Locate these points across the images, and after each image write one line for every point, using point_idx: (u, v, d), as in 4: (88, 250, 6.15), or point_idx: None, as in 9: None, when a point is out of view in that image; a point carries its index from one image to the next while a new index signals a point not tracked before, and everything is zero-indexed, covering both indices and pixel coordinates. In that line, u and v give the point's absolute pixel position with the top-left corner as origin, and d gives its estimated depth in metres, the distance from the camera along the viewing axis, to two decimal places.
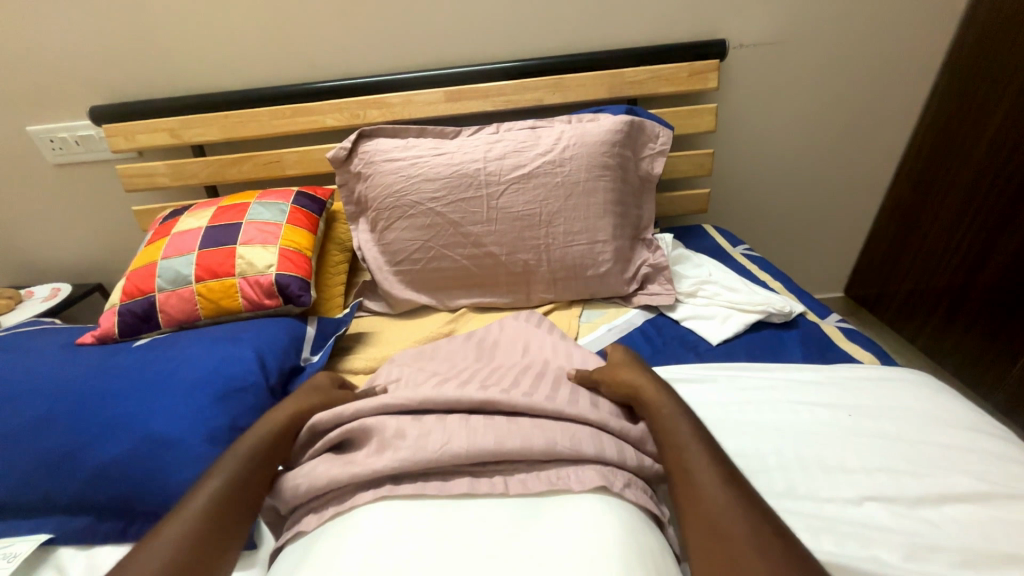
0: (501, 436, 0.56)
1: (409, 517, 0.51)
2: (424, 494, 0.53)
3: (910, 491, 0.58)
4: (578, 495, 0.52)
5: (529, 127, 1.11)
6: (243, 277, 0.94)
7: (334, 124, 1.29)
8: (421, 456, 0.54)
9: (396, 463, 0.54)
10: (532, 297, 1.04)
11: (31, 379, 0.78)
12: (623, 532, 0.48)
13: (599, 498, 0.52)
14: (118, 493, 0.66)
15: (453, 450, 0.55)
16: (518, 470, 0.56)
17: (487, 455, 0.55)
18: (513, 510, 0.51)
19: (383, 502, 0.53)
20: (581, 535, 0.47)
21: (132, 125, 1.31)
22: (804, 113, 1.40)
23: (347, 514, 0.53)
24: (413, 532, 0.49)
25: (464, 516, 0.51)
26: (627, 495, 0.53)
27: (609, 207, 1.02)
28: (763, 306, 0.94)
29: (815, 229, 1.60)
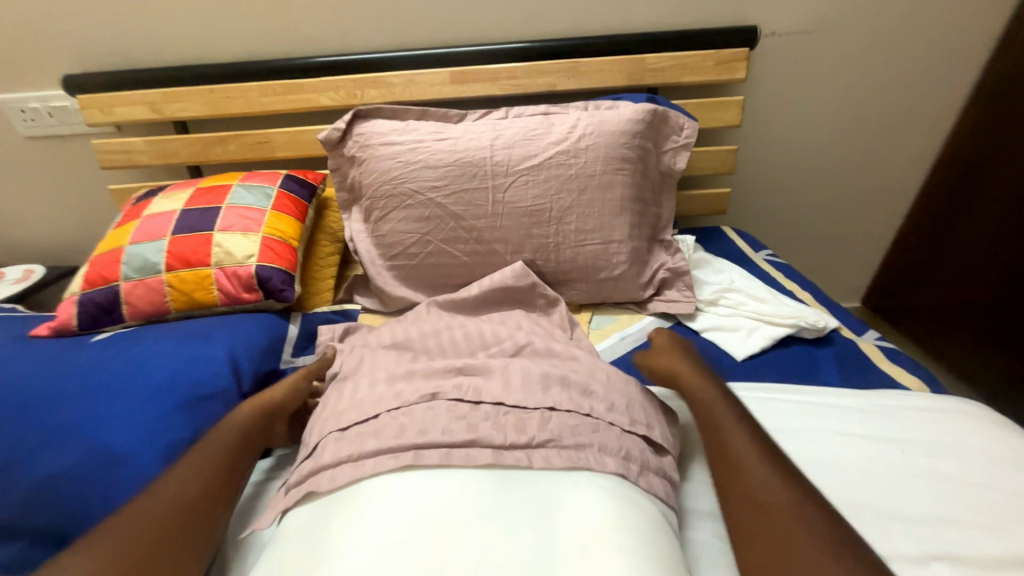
0: (499, 455, 0.59)
1: (405, 542, 0.47)
2: (424, 530, 0.49)
3: (983, 550, 0.50)
4: (600, 552, 0.47)
5: (540, 113, 1.01)
6: (219, 267, 0.85)
7: (328, 103, 1.19)
8: (456, 438, 0.60)
9: (429, 440, 0.59)
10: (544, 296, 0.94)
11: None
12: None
13: (618, 553, 0.47)
14: (56, 516, 0.57)
15: (486, 435, 0.60)
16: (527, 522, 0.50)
17: (518, 443, 0.60)
18: (521, 558, 0.47)
19: (375, 531, 0.49)
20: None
21: (108, 96, 1.21)
22: (833, 111, 1.31)
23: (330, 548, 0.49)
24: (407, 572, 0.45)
25: (468, 560, 0.46)
26: (652, 548, 0.48)
27: (626, 205, 0.93)
28: (793, 319, 0.85)
29: (837, 235, 1.51)
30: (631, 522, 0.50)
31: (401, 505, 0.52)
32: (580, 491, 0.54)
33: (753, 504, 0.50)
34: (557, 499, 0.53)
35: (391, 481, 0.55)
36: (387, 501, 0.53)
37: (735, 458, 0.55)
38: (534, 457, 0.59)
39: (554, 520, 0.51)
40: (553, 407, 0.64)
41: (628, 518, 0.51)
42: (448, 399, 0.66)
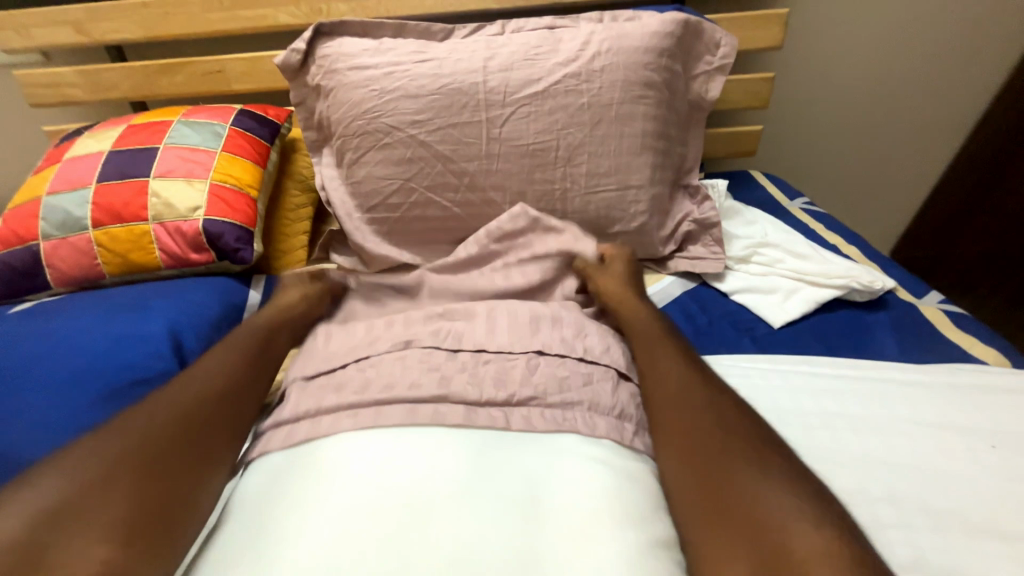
0: (473, 412, 0.52)
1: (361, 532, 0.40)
2: (384, 508, 0.42)
3: None
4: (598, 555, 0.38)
5: (545, 27, 0.82)
6: (159, 222, 0.71)
7: (288, 21, 0.99)
8: (424, 392, 0.52)
9: (396, 395, 0.52)
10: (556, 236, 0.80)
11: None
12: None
13: (611, 539, 0.39)
14: None
15: (460, 390, 0.53)
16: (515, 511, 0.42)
17: (496, 400, 0.53)
18: (497, 550, 0.39)
19: (323, 511, 0.42)
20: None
21: (22, 14, 1.00)
22: (888, 29, 1.11)
23: (273, 533, 0.41)
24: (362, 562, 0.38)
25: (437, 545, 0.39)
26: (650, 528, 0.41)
27: (649, 142, 0.77)
28: (843, 280, 0.72)
29: (874, 179, 1.35)
30: (629, 502, 0.43)
31: (357, 477, 0.44)
32: (569, 463, 0.46)
33: (684, 435, 0.49)
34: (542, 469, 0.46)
35: (346, 447, 0.47)
36: (340, 471, 0.45)
37: (676, 392, 0.53)
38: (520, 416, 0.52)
39: (537, 499, 0.43)
40: (538, 356, 0.58)
41: (624, 497, 0.43)
42: (423, 347, 0.59)
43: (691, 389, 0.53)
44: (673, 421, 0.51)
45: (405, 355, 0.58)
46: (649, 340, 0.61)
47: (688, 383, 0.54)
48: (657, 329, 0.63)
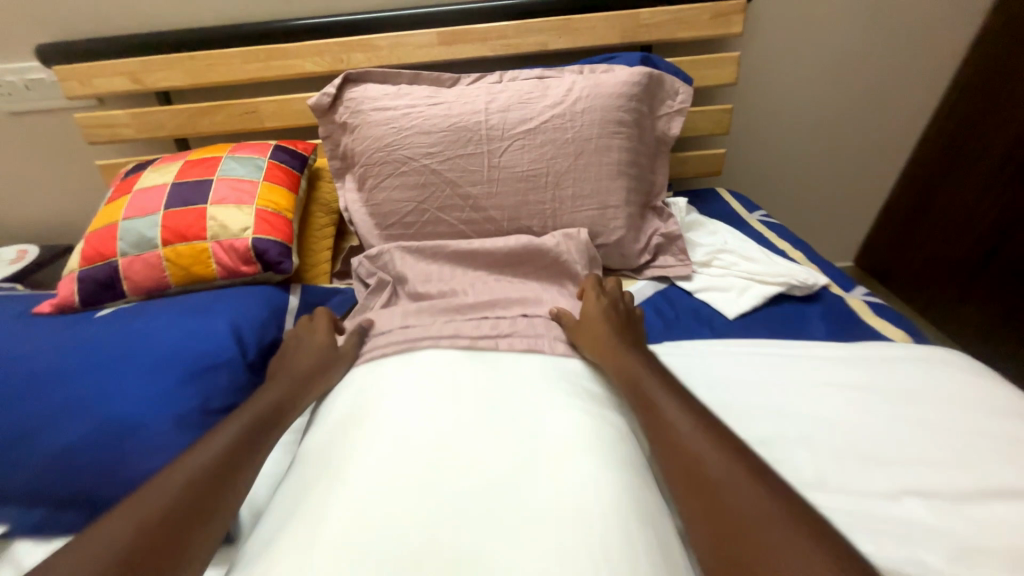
0: (475, 340, 0.74)
1: (403, 459, 0.52)
2: (414, 446, 0.54)
3: (957, 486, 0.50)
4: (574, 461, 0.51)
5: (536, 76, 0.99)
6: (216, 240, 0.85)
7: (314, 69, 1.16)
8: (442, 333, 0.75)
9: (423, 335, 0.74)
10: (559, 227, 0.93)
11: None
12: (601, 486, 0.48)
13: (587, 455, 0.52)
14: (78, 481, 0.57)
15: (465, 332, 0.75)
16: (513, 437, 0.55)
17: (488, 336, 0.75)
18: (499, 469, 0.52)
19: (370, 451, 0.54)
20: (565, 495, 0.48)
21: (86, 67, 1.17)
22: (832, 64, 1.28)
23: (331, 467, 0.54)
24: (400, 478, 0.50)
25: (456, 467, 0.52)
26: (617, 448, 0.54)
27: (623, 169, 0.93)
28: (785, 277, 0.86)
29: (831, 194, 1.51)
30: (605, 434, 0.55)
31: (396, 425, 0.57)
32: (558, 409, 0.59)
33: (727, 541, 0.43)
34: (535, 418, 0.58)
35: (386, 405, 0.61)
36: (382, 424, 0.57)
37: (712, 489, 0.46)
38: (521, 383, 0.65)
39: (530, 437, 0.55)
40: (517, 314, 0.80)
41: (599, 431, 0.55)
42: (441, 310, 0.81)
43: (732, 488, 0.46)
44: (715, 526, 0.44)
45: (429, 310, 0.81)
46: (673, 437, 0.52)
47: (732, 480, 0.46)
48: (684, 418, 0.53)
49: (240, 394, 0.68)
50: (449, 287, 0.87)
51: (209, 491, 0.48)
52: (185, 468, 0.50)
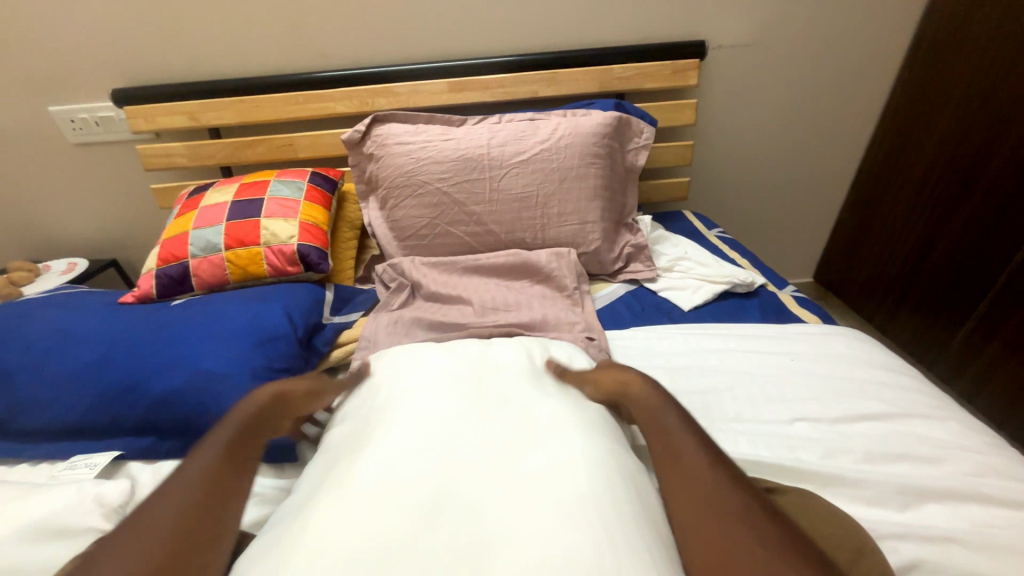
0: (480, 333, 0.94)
1: (412, 436, 0.56)
2: (428, 431, 0.58)
3: (834, 412, 0.69)
4: (559, 430, 0.57)
5: (528, 118, 1.22)
6: (268, 246, 1.05)
7: (343, 110, 1.39)
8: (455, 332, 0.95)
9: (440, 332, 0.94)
10: (546, 238, 1.13)
11: (77, 333, 0.85)
12: (597, 459, 0.53)
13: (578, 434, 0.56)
14: (176, 416, 0.75)
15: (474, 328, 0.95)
16: (502, 415, 0.61)
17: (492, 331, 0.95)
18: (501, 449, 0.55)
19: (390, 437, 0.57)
20: (562, 464, 0.52)
21: (152, 107, 1.39)
22: (775, 108, 1.54)
23: (343, 457, 0.57)
24: (417, 457, 0.54)
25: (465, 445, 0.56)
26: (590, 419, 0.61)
27: (598, 192, 1.15)
28: (729, 277, 1.07)
29: (784, 217, 1.74)
30: (578, 415, 0.61)
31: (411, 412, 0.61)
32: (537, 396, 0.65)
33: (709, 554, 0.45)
34: (528, 408, 0.63)
35: (395, 395, 0.67)
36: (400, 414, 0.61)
37: (716, 515, 0.47)
38: (510, 382, 0.69)
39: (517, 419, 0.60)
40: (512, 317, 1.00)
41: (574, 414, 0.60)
42: (454, 315, 1.01)
43: (731, 510, 0.47)
44: (710, 557, 0.45)
45: (442, 315, 1.02)
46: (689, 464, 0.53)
47: (731, 513, 0.47)
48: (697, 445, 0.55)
49: (294, 360, 0.86)
50: (457, 293, 1.06)
51: (211, 505, 0.50)
52: (181, 484, 0.50)
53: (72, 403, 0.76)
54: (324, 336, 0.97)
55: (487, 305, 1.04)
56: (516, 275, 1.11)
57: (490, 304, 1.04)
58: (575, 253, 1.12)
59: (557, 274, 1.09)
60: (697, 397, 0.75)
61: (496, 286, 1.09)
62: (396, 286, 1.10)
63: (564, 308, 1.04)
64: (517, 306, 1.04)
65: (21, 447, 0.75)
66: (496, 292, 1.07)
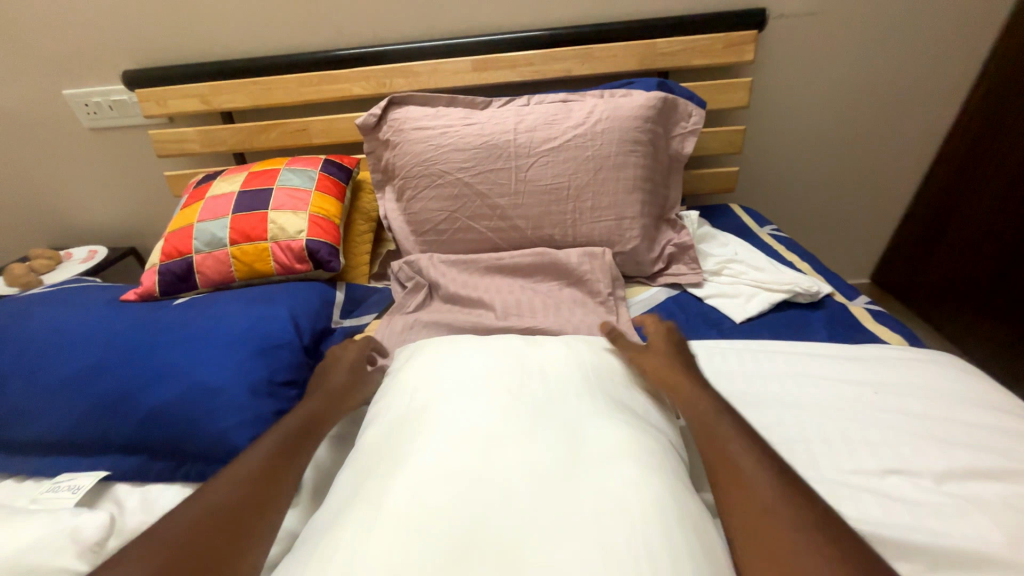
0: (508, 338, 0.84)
1: (454, 452, 0.49)
2: (475, 457, 0.48)
3: (935, 466, 0.56)
4: (616, 461, 0.48)
5: (560, 100, 1.09)
6: (275, 241, 0.97)
7: (359, 92, 1.29)
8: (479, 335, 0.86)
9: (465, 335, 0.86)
10: (578, 235, 1.01)
11: (73, 336, 0.79)
12: (670, 499, 0.45)
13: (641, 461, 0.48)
14: (167, 434, 0.67)
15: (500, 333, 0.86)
16: (555, 431, 0.52)
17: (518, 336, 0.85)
18: (552, 465, 0.48)
19: (429, 443, 0.50)
20: (635, 504, 0.44)
21: (163, 90, 1.33)
22: (842, 86, 1.34)
23: (379, 464, 0.51)
24: (456, 475, 0.47)
25: (510, 466, 0.48)
26: (654, 444, 0.52)
27: (639, 184, 1.01)
28: (789, 285, 0.93)
29: (844, 211, 1.56)
30: (641, 442, 0.51)
31: (450, 427, 0.52)
32: (595, 418, 0.54)
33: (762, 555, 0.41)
34: (595, 435, 0.52)
35: (437, 398, 0.57)
36: (442, 419, 0.53)
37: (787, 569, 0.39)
38: (571, 401, 0.57)
39: (573, 447, 0.50)
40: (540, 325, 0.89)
41: (637, 439, 0.51)
42: (478, 320, 0.92)
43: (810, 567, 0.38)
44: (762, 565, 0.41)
45: (463, 318, 0.92)
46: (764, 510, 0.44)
47: (806, 554, 0.39)
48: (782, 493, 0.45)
49: (298, 371, 0.77)
50: (479, 295, 0.96)
51: (254, 500, 0.50)
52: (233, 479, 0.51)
53: (63, 414, 0.70)
54: (332, 342, 0.88)
55: (512, 307, 0.94)
56: (545, 274, 1.00)
57: (516, 307, 0.94)
58: (610, 253, 1.00)
59: (590, 274, 0.97)
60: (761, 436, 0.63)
61: (522, 286, 0.99)
62: (415, 285, 1.02)
63: (598, 316, 0.92)
64: (546, 310, 0.93)
65: (12, 460, 0.70)
66: (522, 295, 0.96)
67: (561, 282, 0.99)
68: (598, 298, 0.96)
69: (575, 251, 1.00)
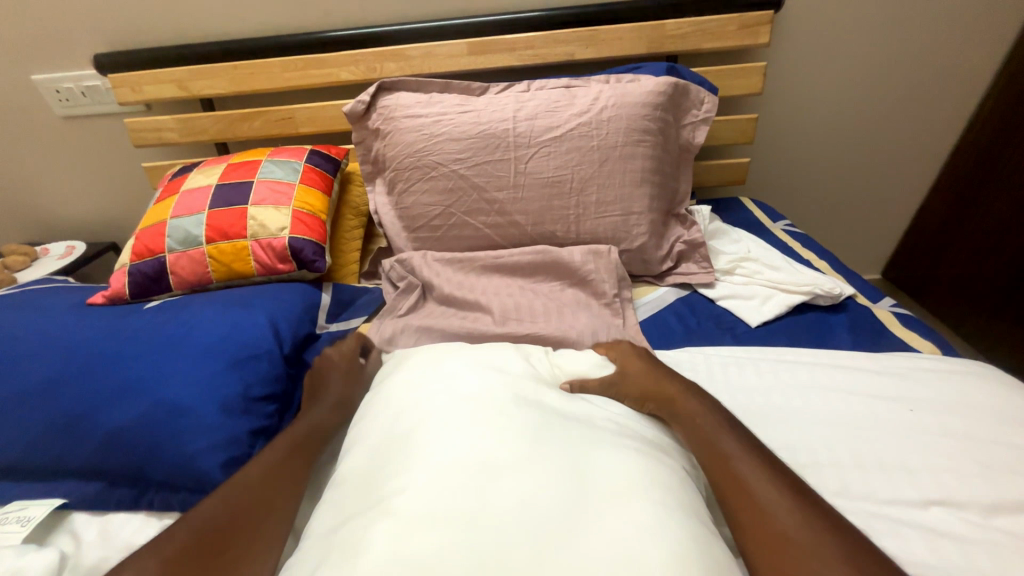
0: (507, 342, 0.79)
1: (444, 488, 0.43)
2: (469, 493, 0.42)
3: (984, 497, 0.50)
4: (631, 497, 0.42)
5: (562, 86, 1.02)
6: (255, 239, 0.90)
7: (348, 78, 1.21)
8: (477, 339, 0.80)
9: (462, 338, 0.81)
10: (582, 232, 0.94)
11: (28, 346, 0.72)
12: (693, 542, 0.39)
13: (658, 494, 0.43)
14: (130, 458, 0.61)
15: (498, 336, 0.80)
16: (559, 458, 0.46)
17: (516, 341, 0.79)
18: (557, 499, 0.42)
19: (416, 475, 0.44)
20: (655, 551, 0.37)
21: (137, 75, 1.24)
22: (862, 70, 1.26)
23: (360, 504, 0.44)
24: (446, 518, 0.40)
25: (508, 504, 0.41)
26: (670, 474, 0.46)
27: (647, 176, 0.94)
28: (809, 287, 0.87)
29: (858, 204, 1.49)
30: (656, 472, 0.45)
31: (440, 457, 0.46)
32: (603, 445, 0.48)
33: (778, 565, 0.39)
34: (603, 466, 0.46)
35: (426, 422, 0.50)
36: (431, 444, 0.47)
37: None
38: (575, 424, 0.51)
39: (579, 479, 0.44)
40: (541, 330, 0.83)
41: (651, 469, 0.46)
42: (475, 323, 0.85)
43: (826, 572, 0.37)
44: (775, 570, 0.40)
45: (459, 322, 0.86)
46: (797, 554, 0.39)
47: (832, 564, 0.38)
48: (806, 530, 0.41)
49: (277, 385, 0.71)
50: (475, 297, 0.89)
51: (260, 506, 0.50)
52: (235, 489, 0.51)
53: (16, 434, 0.64)
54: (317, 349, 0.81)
55: (511, 309, 0.87)
56: (547, 274, 0.93)
57: (517, 309, 0.87)
58: (616, 251, 0.93)
59: (596, 275, 0.90)
60: (786, 459, 0.57)
61: (521, 287, 0.92)
62: (407, 286, 0.95)
63: (603, 321, 0.86)
64: (548, 313, 0.87)
65: None
66: (523, 296, 0.90)
67: (563, 283, 0.93)
68: (603, 301, 0.89)
69: (578, 249, 0.93)
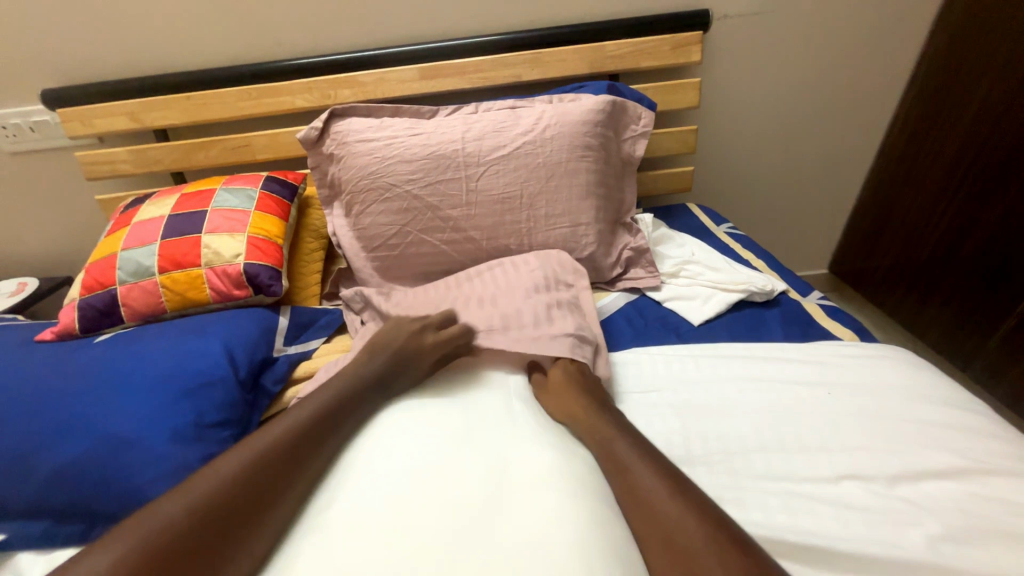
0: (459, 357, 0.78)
1: (370, 512, 0.48)
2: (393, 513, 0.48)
3: (887, 468, 0.56)
4: (539, 491, 0.48)
5: (508, 107, 1.07)
6: (209, 267, 0.91)
7: (303, 105, 1.24)
8: None
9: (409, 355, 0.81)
10: (534, 244, 0.98)
11: None
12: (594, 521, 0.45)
13: (563, 484, 0.48)
14: (76, 493, 0.61)
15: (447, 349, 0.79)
16: (480, 472, 0.52)
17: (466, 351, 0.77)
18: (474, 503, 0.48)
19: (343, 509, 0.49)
20: (557, 532, 0.43)
21: (88, 109, 1.24)
22: (790, 82, 1.37)
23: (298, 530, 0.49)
24: (371, 537, 0.45)
25: (428, 517, 0.47)
26: (579, 467, 0.52)
27: (592, 189, 1.00)
28: (744, 285, 0.93)
29: (799, 204, 1.59)
30: (568, 466, 0.51)
31: (369, 486, 0.51)
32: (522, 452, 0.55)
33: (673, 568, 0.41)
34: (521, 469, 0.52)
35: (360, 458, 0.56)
36: (359, 480, 0.52)
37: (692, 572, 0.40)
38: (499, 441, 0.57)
39: (497, 486, 0.50)
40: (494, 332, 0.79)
41: (559, 464, 0.52)
42: None
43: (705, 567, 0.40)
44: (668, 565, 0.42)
45: None
46: (682, 543, 0.42)
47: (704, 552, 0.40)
48: (691, 517, 0.44)
49: (231, 410, 0.71)
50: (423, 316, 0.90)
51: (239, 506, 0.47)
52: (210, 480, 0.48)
53: None
54: (272, 373, 0.82)
55: None
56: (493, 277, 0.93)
57: None
58: None
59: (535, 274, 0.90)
60: (716, 447, 0.61)
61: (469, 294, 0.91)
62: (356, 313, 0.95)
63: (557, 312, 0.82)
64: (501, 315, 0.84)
65: None
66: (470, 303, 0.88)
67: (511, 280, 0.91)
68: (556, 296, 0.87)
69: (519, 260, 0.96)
